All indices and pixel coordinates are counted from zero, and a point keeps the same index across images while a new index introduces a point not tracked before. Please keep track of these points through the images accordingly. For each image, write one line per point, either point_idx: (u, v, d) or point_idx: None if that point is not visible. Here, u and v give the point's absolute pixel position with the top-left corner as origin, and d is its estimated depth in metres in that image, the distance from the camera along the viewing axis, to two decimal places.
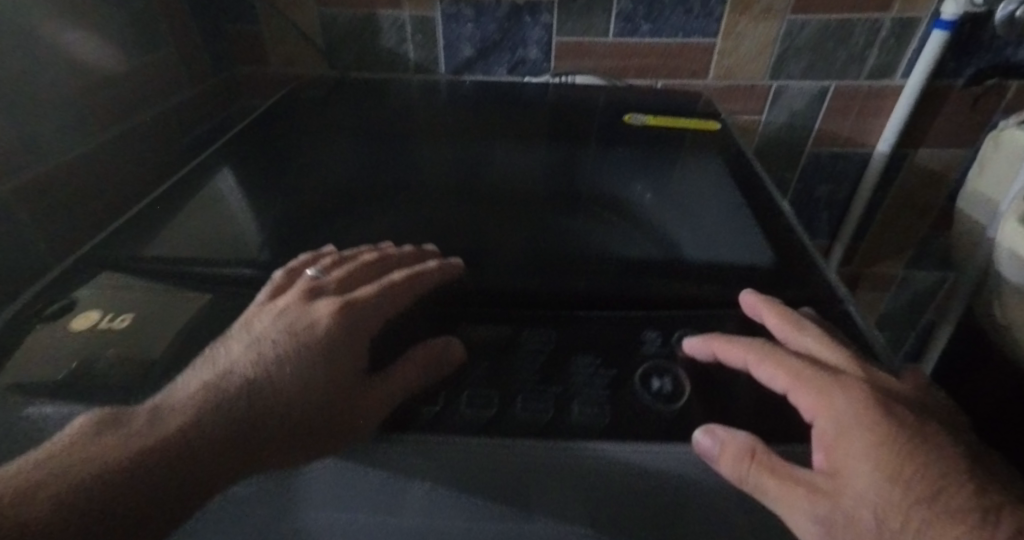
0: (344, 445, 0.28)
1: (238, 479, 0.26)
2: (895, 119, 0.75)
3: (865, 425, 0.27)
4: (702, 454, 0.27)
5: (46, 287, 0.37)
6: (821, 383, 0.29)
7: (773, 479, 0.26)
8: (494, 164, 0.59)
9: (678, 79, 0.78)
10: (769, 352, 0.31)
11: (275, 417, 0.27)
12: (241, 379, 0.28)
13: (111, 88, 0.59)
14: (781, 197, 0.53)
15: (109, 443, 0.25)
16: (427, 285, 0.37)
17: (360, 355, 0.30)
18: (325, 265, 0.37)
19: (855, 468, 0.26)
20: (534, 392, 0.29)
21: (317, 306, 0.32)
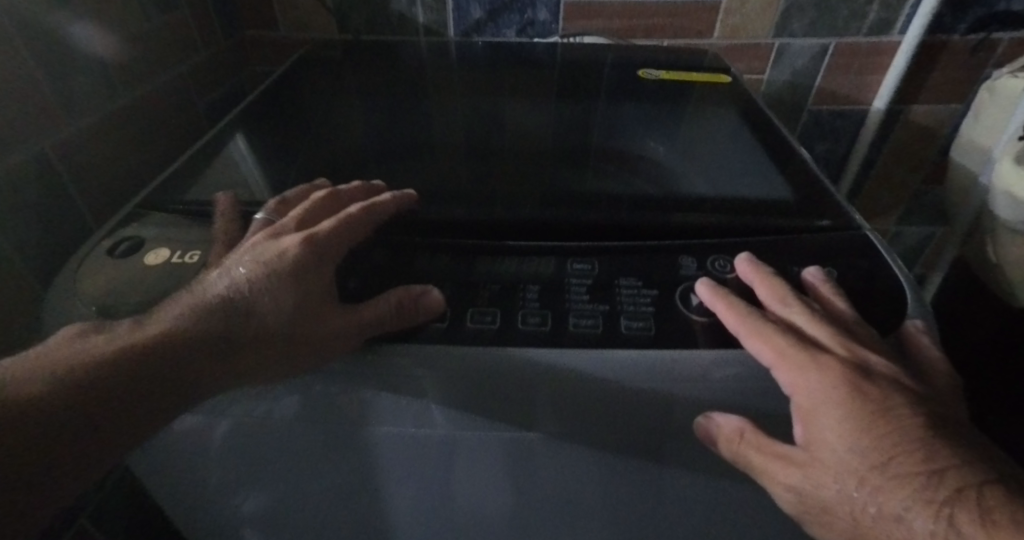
0: (312, 360, 0.31)
1: (216, 386, 0.30)
2: (893, 75, 0.77)
3: (840, 405, 0.29)
4: (705, 434, 0.32)
5: (110, 230, 0.39)
6: (803, 364, 0.30)
7: (758, 456, 0.31)
8: (511, 120, 0.61)
9: (684, 38, 0.80)
10: (762, 326, 0.31)
11: (248, 337, 0.30)
12: (212, 303, 0.30)
13: (140, 49, 0.59)
14: (789, 145, 0.55)
15: (90, 350, 0.28)
16: (384, 215, 0.38)
17: (323, 285, 0.33)
18: (272, 209, 0.39)
19: (823, 442, 0.29)
20: (585, 310, 0.33)
21: (281, 240, 0.33)
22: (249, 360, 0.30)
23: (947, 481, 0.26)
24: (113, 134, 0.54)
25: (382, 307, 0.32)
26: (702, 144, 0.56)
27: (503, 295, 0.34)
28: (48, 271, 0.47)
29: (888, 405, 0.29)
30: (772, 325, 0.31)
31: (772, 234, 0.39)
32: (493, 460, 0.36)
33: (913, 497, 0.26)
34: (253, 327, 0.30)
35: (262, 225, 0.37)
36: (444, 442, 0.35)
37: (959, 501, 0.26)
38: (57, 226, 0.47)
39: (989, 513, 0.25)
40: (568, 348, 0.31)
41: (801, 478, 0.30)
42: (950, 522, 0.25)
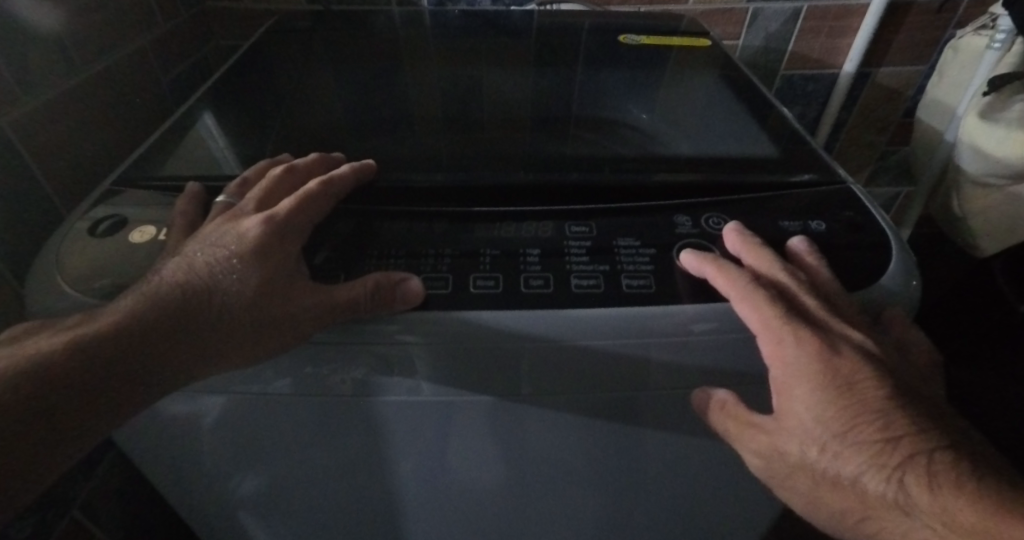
0: (287, 340, 0.29)
1: (191, 371, 0.28)
2: (861, 38, 0.79)
3: (810, 380, 0.29)
4: (699, 402, 0.35)
5: (87, 208, 0.37)
6: (784, 336, 0.30)
7: (735, 424, 0.34)
8: (492, 87, 0.61)
9: (660, 4, 0.80)
10: (749, 292, 0.31)
11: (217, 319, 0.28)
12: (171, 284, 0.28)
13: (98, 19, 0.56)
14: (766, 106, 0.56)
15: (42, 342, 0.26)
16: (344, 188, 0.36)
17: (290, 264, 0.30)
18: (233, 191, 0.35)
19: (794, 413, 0.30)
20: (587, 271, 0.33)
21: (240, 222, 0.31)
22: (218, 342, 0.28)
23: (902, 448, 0.28)
24: (74, 113, 0.51)
25: (360, 288, 0.30)
26: (684, 108, 0.57)
27: (503, 260, 0.34)
28: (18, 260, 0.44)
29: (856, 380, 0.29)
30: (763, 288, 0.31)
31: (763, 191, 0.40)
32: (484, 425, 0.36)
33: (868, 463, 0.28)
34: (216, 308, 0.28)
35: (222, 208, 0.33)
36: (439, 409, 0.35)
37: (910, 466, 0.27)
38: (23, 211, 0.45)
39: (936, 479, 0.27)
40: (572, 307, 0.32)
41: (768, 442, 0.32)
42: (900, 484, 0.27)
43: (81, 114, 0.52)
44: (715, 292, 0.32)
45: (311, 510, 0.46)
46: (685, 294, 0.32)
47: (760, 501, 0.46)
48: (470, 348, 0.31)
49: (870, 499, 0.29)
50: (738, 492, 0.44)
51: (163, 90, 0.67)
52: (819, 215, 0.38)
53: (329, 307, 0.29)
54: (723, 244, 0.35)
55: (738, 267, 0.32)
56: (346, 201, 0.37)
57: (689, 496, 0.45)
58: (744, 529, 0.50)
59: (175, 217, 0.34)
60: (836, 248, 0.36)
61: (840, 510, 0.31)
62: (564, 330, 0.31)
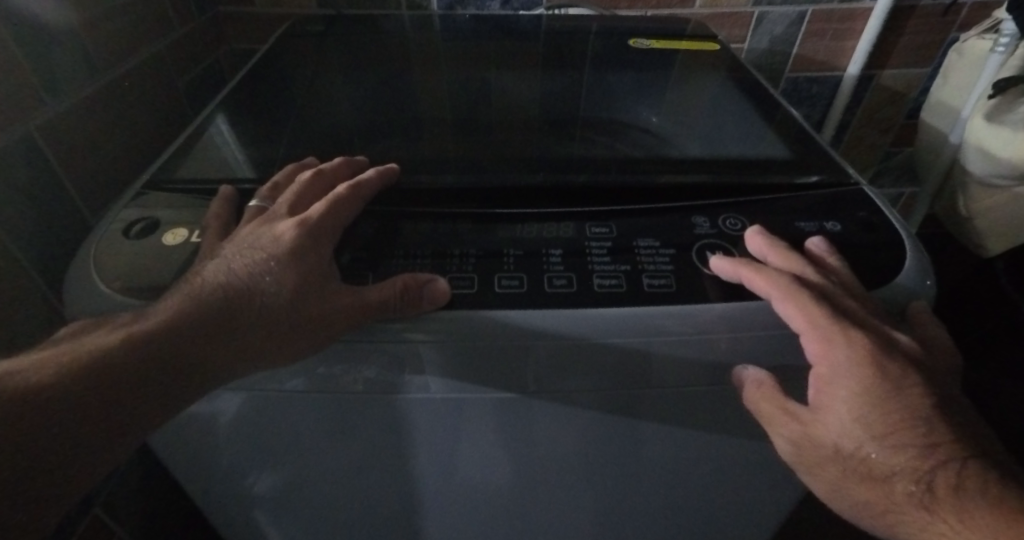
0: (321, 340, 0.30)
1: (233, 369, 0.29)
2: (865, 40, 0.80)
3: (858, 380, 0.30)
4: (736, 384, 0.35)
5: (119, 210, 0.38)
6: (832, 335, 0.30)
7: (768, 408, 0.34)
8: (503, 90, 0.62)
9: (667, 8, 0.81)
10: (796, 293, 0.31)
11: (255, 318, 0.29)
12: (214, 288, 0.29)
13: (117, 24, 0.57)
14: (774, 108, 0.57)
15: (94, 339, 0.27)
16: (370, 191, 0.37)
17: (324, 268, 0.31)
18: (265, 194, 0.36)
19: (835, 411, 0.31)
20: (609, 271, 0.34)
21: (274, 226, 0.32)
22: (256, 341, 0.29)
23: (937, 453, 0.29)
24: (97, 116, 0.52)
25: (389, 287, 0.31)
26: (694, 111, 0.58)
27: (528, 261, 0.34)
28: (47, 262, 0.45)
29: (903, 382, 0.30)
30: (808, 289, 0.32)
31: (778, 192, 0.40)
32: (490, 421, 0.37)
33: (903, 464, 0.29)
34: (256, 310, 0.29)
35: (255, 212, 0.34)
36: (449, 407, 0.36)
37: (942, 470, 0.29)
38: (50, 214, 0.46)
39: (965, 484, 0.28)
40: (595, 306, 0.32)
41: (801, 432, 0.33)
42: (929, 486, 0.29)
43: (104, 118, 0.53)
44: (745, 291, 0.33)
45: (331, 507, 0.47)
46: (715, 293, 0.33)
47: (773, 496, 0.47)
48: (494, 344, 0.32)
49: (896, 496, 0.30)
50: (752, 488, 0.45)
51: (179, 94, 0.67)
52: (833, 215, 0.38)
53: (366, 307, 0.30)
54: (745, 248, 0.36)
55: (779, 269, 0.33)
56: (371, 204, 0.38)
57: (705, 492, 0.45)
58: (755, 525, 0.51)
59: (208, 220, 0.35)
60: (851, 248, 0.36)
61: (862, 501, 0.32)
62: (588, 328, 0.32)
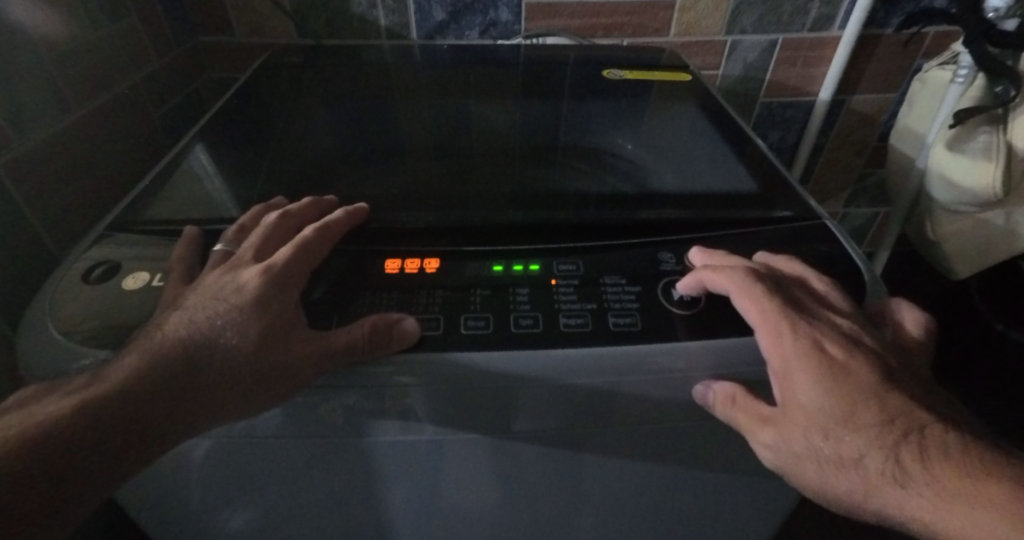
0: (284, 391, 0.30)
1: (193, 427, 0.29)
2: (834, 68, 0.82)
3: (811, 370, 0.30)
4: (701, 397, 0.33)
5: (81, 252, 0.37)
6: (781, 326, 0.31)
7: (744, 416, 0.31)
8: (478, 120, 0.62)
9: (642, 36, 0.83)
10: (747, 288, 0.33)
11: (213, 370, 0.29)
12: (172, 342, 0.29)
13: (90, 58, 0.57)
14: (744, 139, 0.58)
15: (46, 408, 0.26)
16: (337, 233, 0.37)
17: (288, 313, 0.31)
18: (230, 237, 0.36)
19: (796, 404, 0.30)
20: (575, 311, 0.34)
21: (239, 273, 0.32)
22: (216, 396, 0.28)
23: (897, 426, 0.29)
24: (67, 152, 0.52)
25: (355, 330, 0.31)
26: (666, 141, 0.59)
27: (494, 299, 0.34)
28: (9, 301, 0.45)
29: (852, 368, 0.30)
30: (759, 283, 0.33)
31: (744, 226, 0.41)
32: (476, 459, 0.36)
33: (869, 443, 0.29)
34: (218, 357, 0.29)
35: (220, 257, 0.34)
36: (426, 447, 0.35)
37: (904, 444, 0.29)
38: (13, 251, 0.45)
39: (927, 452, 0.28)
40: (560, 346, 0.32)
41: (776, 437, 0.31)
42: (897, 462, 0.28)
43: (73, 151, 0.53)
44: (713, 329, 0.33)
45: None
46: (683, 331, 0.33)
47: (749, 529, 0.46)
48: (466, 382, 0.31)
49: (871, 478, 0.29)
50: (727, 522, 0.45)
51: (154, 124, 0.67)
52: (797, 250, 0.39)
53: (333, 348, 0.30)
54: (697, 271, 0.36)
55: (736, 266, 0.35)
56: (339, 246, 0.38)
57: (682, 527, 0.45)
58: None
59: (171, 264, 0.35)
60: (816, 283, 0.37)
61: (843, 494, 0.30)
62: (553, 370, 0.31)
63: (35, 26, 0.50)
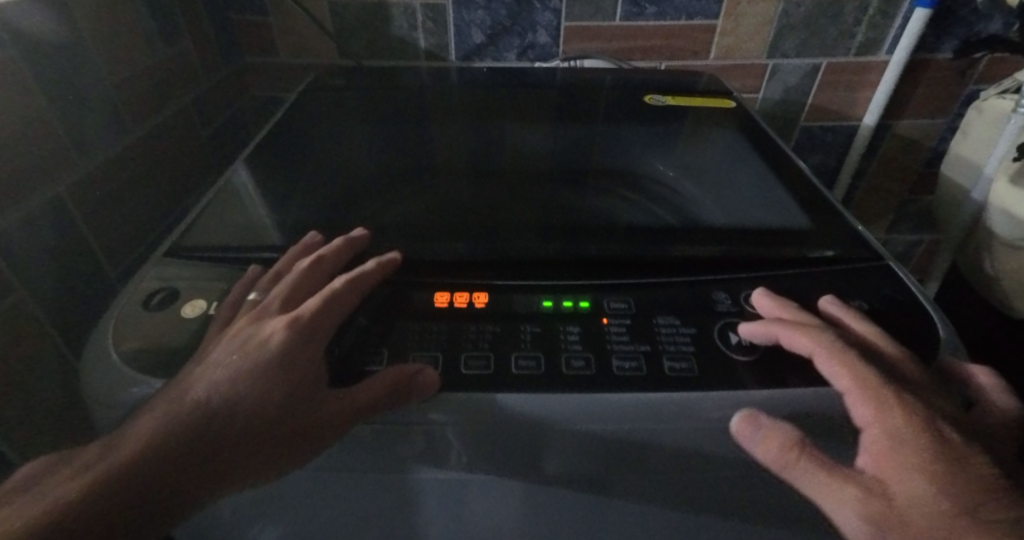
0: (305, 452, 0.29)
1: (212, 498, 0.26)
2: (880, 93, 0.80)
3: (917, 448, 0.27)
4: (764, 442, 0.29)
5: (140, 278, 0.38)
6: (880, 396, 0.29)
7: (823, 475, 0.28)
8: (516, 144, 0.62)
9: (681, 59, 0.82)
10: (838, 351, 0.31)
11: (234, 430, 0.27)
12: (190, 406, 0.27)
13: (144, 81, 0.59)
14: (790, 169, 0.57)
15: (49, 494, 0.24)
16: (370, 284, 0.36)
17: (312, 370, 0.30)
18: (263, 285, 0.36)
19: (901, 482, 0.27)
20: (628, 352, 0.33)
21: (262, 325, 0.32)
22: (236, 462, 0.27)
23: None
24: (121, 172, 0.53)
25: (378, 386, 0.30)
26: (709, 170, 0.57)
27: (544, 338, 0.33)
28: (61, 318, 0.46)
29: (961, 453, 0.28)
30: (850, 348, 0.31)
31: (798, 265, 0.40)
32: (507, 503, 0.35)
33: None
34: (237, 427, 0.27)
35: (249, 306, 0.34)
36: (456, 488, 0.34)
37: None
38: (66, 270, 0.46)
39: None
40: (612, 391, 0.31)
41: (872, 510, 0.27)
42: None
43: (127, 172, 0.54)
44: (775, 378, 0.32)
45: None
46: (744, 379, 0.31)
47: None
48: (512, 424, 0.30)
49: None
50: None
51: (201, 142, 0.69)
52: (858, 294, 0.37)
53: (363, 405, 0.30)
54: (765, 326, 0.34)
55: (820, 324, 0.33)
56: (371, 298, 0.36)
57: None
58: None
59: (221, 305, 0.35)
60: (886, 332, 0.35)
61: None
62: (603, 420, 0.30)
63: (98, 52, 0.52)
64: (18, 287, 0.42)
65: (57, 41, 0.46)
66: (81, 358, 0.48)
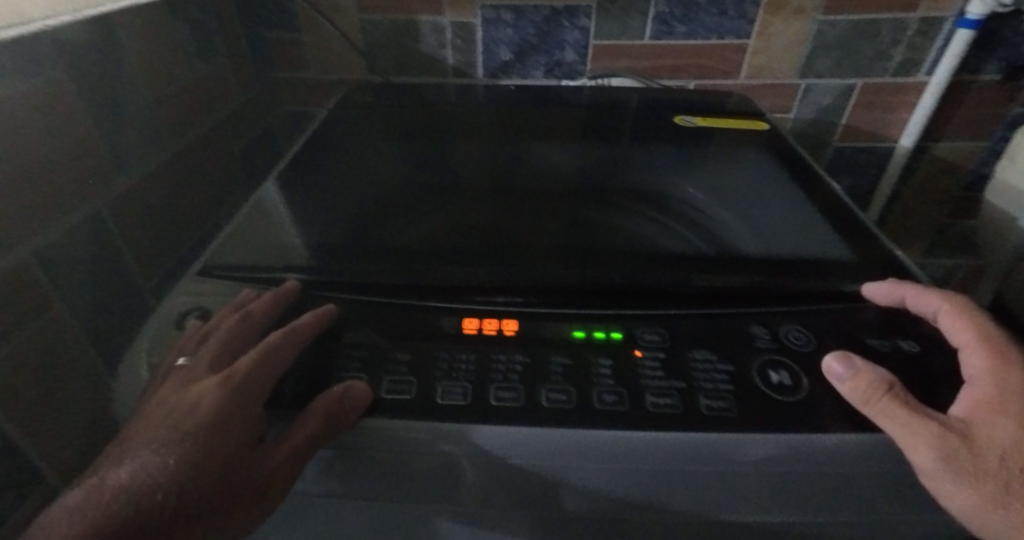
0: (259, 510, 0.27)
1: None
2: (918, 115, 0.78)
3: (1010, 401, 0.31)
4: (850, 378, 0.31)
5: (173, 297, 0.39)
6: (993, 354, 0.33)
7: (908, 417, 0.29)
8: (543, 163, 0.62)
9: (710, 78, 0.81)
10: (966, 314, 0.35)
11: (165, 501, 0.24)
12: (112, 487, 0.25)
13: (181, 97, 0.60)
14: (827, 195, 0.55)
15: None
16: (308, 336, 0.34)
17: (249, 425, 0.29)
18: (191, 348, 0.34)
19: (985, 424, 0.30)
20: (663, 389, 0.31)
21: (191, 389, 0.30)
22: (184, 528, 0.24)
23: None
24: (156, 186, 0.54)
25: (312, 416, 0.30)
26: (741, 193, 0.56)
27: (576, 371, 0.33)
28: (95, 330, 0.47)
29: None
30: (973, 315, 0.35)
31: (839, 300, 0.38)
32: None
33: None
34: (173, 493, 0.25)
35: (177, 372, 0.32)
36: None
37: None
38: (101, 283, 0.47)
39: None
40: (648, 429, 0.30)
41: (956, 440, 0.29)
42: None
43: (162, 186, 0.55)
44: (819, 419, 0.30)
45: None
46: (788, 422, 0.30)
47: None
48: (540, 464, 0.29)
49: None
50: None
51: (233, 156, 0.70)
52: (908, 333, 0.36)
53: (301, 430, 0.29)
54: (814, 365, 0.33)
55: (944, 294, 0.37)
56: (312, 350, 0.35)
57: None
58: None
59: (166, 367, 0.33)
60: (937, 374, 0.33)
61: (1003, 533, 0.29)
62: (640, 459, 0.29)
63: (141, 69, 0.53)
64: (55, 301, 0.42)
65: (102, 61, 0.48)
66: (113, 370, 0.48)
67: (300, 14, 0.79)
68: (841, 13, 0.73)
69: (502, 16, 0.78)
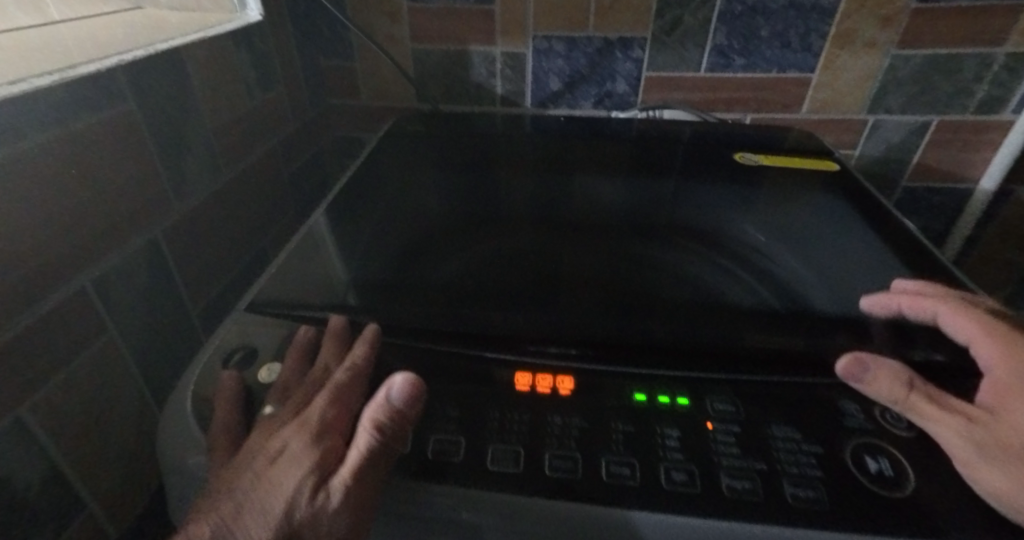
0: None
1: None
2: (1003, 154, 0.73)
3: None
4: (864, 371, 0.32)
5: (220, 332, 0.38)
6: (1001, 342, 0.33)
7: (929, 406, 0.30)
8: (595, 198, 0.59)
9: (768, 112, 0.78)
10: (964, 311, 0.35)
11: None
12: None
13: (239, 125, 0.61)
14: (907, 243, 0.50)
15: None
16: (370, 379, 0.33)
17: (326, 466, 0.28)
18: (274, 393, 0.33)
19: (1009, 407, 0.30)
20: (739, 470, 0.28)
21: (272, 437, 0.30)
22: None
23: None
24: (210, 213, 0.55)
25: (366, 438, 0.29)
26: (809, 236, 0.52)
27: (638, 441, 0.30)
28: (144, 357, 0.46)
29: None
30: (974, 310, 0.36)
31: (938, 375, 0.34)
32: None
33: None
34: None
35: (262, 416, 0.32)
36: None
37: None
38: (152, 310, 0.47)
39: None
40: (727, 520, 0.26)
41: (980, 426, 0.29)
42: None
43: (215, 213, 0.56)
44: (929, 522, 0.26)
45: None
46: (889, 521, 0.26)
47: None
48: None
49: None
50: None
51: (283, 182, 0.71)
52: None
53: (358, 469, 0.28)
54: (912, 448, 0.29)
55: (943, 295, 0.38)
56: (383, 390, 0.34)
57: None
58: None
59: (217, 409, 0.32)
60: None
61: None
62: None
63: (204, 99, 0.54)
64: (107, 329, 0.42)
65: (169, 93, 0.48)
66: (157, 397, 0.48)
67: (355, 43, 0.80)
68: (919, 47, 0.69)
69: (554, 46, 0.77)
